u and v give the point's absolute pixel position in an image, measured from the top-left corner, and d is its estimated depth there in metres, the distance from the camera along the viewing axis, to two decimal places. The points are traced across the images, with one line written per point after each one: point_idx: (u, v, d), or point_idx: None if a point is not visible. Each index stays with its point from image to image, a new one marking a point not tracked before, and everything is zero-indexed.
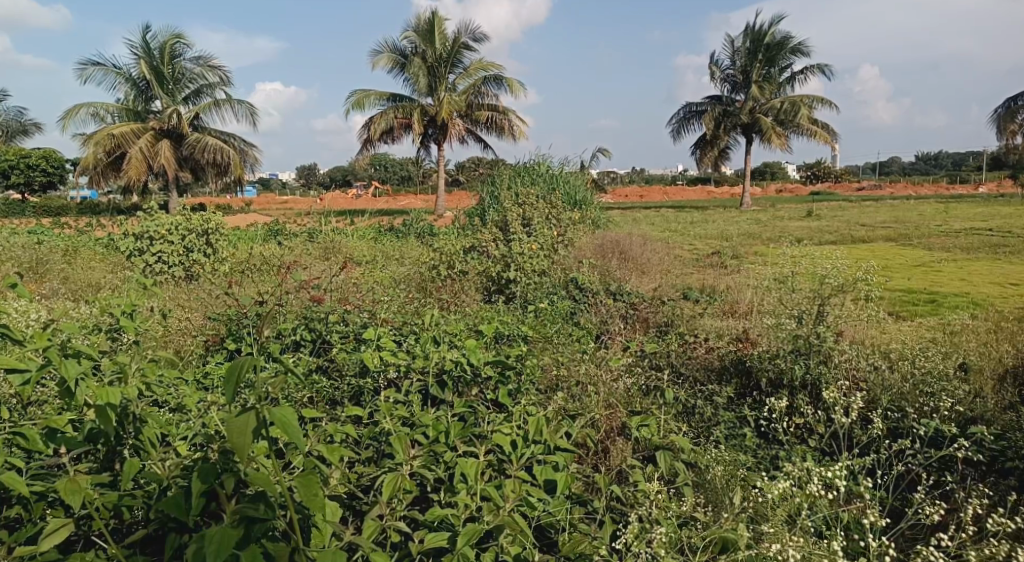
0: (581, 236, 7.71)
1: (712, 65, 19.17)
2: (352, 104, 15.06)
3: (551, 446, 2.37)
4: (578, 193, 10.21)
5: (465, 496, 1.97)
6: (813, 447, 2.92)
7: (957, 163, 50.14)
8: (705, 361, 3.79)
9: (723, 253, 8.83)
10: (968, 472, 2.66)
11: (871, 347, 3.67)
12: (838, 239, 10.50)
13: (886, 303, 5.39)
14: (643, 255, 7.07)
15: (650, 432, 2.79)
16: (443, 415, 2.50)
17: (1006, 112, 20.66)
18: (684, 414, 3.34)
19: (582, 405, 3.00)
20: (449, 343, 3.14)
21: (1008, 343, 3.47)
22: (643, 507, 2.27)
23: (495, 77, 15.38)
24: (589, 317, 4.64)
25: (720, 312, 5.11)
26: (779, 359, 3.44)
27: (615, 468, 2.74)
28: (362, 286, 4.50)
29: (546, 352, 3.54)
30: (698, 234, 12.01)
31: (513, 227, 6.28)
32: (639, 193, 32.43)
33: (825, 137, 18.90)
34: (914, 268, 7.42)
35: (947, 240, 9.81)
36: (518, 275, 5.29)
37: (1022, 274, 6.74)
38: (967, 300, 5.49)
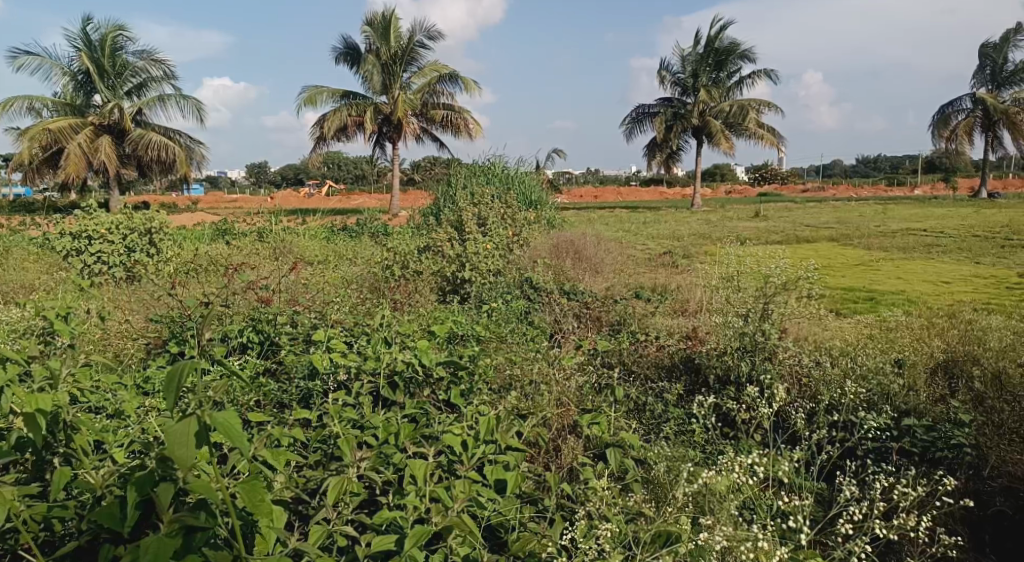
0: (537, 236, 7.74)
1: (663, 68, 19.44)
2: (304, 102, 14.78)
3: (502, 446, 2.37)
4: (533, 193, 10.26)
5: (414, 499, 1.96)
6: (758, 442, 2.99)
7: (895, 166, 51.98)
8: (656, 359, 3.86)
9: (674, 254, 8.97)
10: (902, 462, 2.77)
11: (813, 344, 3.78)
12: (783, 239, 10.78)
13: (827, 301, 5.54)
14: (597, 254, 7.14)
15: (601, 430, 2.83)
16: (395, 417, 2.49)
17: (940, 119, 21.71)
18: (634, 412, 3.40)
19: (535, 400, 3.02)
20: (402, 344, 3.12)
21: (940, 338, 3.61)
22: (592, 503, 2.31)
23: (450, 76, 15.30)
24: (543, 316, 4.65)
25: (670, 311, 5.20)
26: (726, 357, 3.54)
27: (567, 466, 2.77)
28: (312, 287, 4.43)
29: (500, 352, 3.54)
30: (650, 234, 12.20)
31: (467, 227, 6.26)
32: (594, 193, 32.71)
33: (772, 139, 19.36)
34: (854, 267, 7.66)
35: (885, 240, 10.18)
36: (473, 275, 5.32)
37: (954, 272, 7.03)
38: (902, 297, 5.70)
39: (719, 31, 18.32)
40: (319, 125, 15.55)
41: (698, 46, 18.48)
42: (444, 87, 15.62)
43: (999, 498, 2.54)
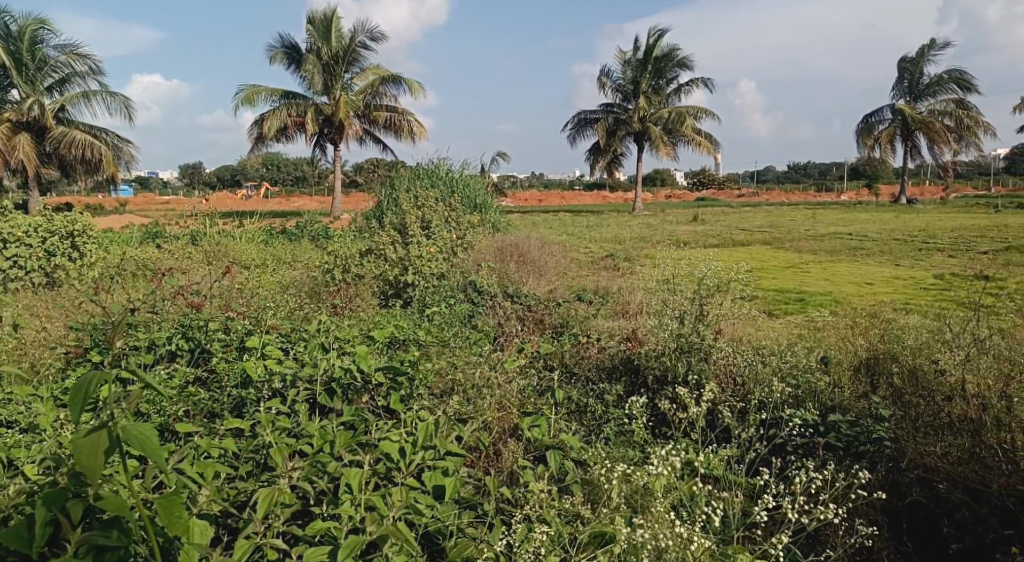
0: (481, 239, 7.73)
1: (604, 74, 19.73)
2: (241, 101, 14.39)
3: (442, 452, 2.36)
4: (477, 196, 10.24)
5: (348, 507, 1.93)
6: (694, 440, 3.06)
7: (824, 173, 54.11)
8: (596, 360, 3.91)
9: (616, 256, 9.10)
10: (827, 457, 2.87)
11: (746, 343, 3.89)
12: (721, 243, 11.05)
13: (760, 302, 5.72)
14: (541, 257, 7.17)
15: (541, 432, 2.84)
16: (331, 424, 2.45)
17: (865, 127, 22.71)
18: (575, 413, 3.44)
19: (477, 402, 3.01)
20: (339, 350, 3.07)
21: (863, 336, 3.72)
22: (530, 506, 2.32)
23: (392, 78, 15.16)
24: (486, 320, 4.64)
25: (611, 313, 5.28)
26: (664, 358, 3.62)
27: (507, 470, 2.77)
28: (247, 293, 4.32)
29: (443, 355, 3.51)
30: (593, 237, 12.33)
31: (410, 230, 6.21)
32: (538, 197, 32.89)
33: (710, 146, 19.86)
34: (786, 270, 7.91)
35: (815, 243, 10.55)
36: (416, 279, 5.28)
37: (877, 274, 7.35)
38: (830, 298, 5.93)
39: (657, 38, 18.71)
40: (257, 125, 15.19)
41: (637, 53, 18.83)
42: (387, 88, 15.47)
43: (916, 489, 2.66)
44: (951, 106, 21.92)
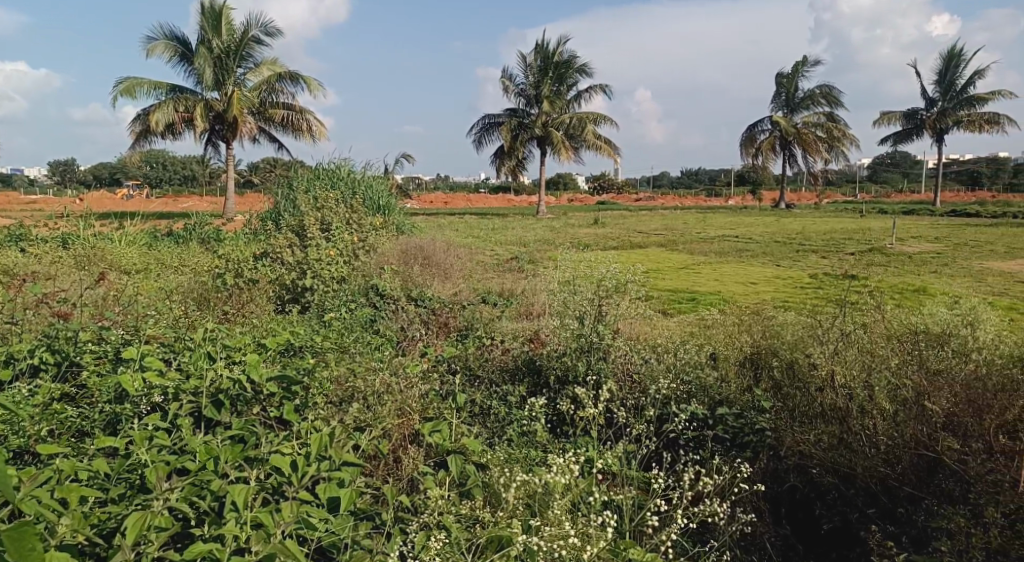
0: (384, 242, 7.58)
1: (507, 78, 19.89)
2: (121, 93, 13.50)
3: (337, 462, 2.29)
4: (380, 198, 10.07)
5: (234, 526, 1.85)
6: (593, 439, 3.12)
7: (714, 178, 56.86)
8: (500, 362, 3.94)
9: (520, 259, 9.16)
10: (716, 450, 3.02)
11: (642, 341, 4.02)
12: (621, 245, 11.37)
13: (655, 302, 5.93)
14: (446, 260, 7.13)
15: (442, 437, 2.81)
16: (218, 439, 2.32)
17: (749, 136, 24.04)
18: (479, 416, 3.44)
19: (377, 408, 2.94)
20: (228, 359, 2.92)
21: (748, 332, 3.88)
22: (428, 513, 2.30)
23: (289, 75, 14.65)
24: (388, 324, 4.56)
25: (515, 315, 5.32)
26: (565, 357, 3.69)
27: (407, 477, 2.72)
28: (125, 300, 4.04)
29: (341, 361, 3.41)
30: (498, 240, 12.38)
31: (309, 231, 6.01)
32: (443, 199, 32.74)
33: (609, 151, 20.42)
34: (679, 270, 8.23)
35: (706, 245, 11.04)
36: (316, 282, 5.10)
37: (762, 274, 7.78)
38: (719, 297, 6.22)
39: (558, 45, 19.07)
40: (140, 120, 14.31)
41: (538, 59, 19.13)
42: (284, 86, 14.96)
43: (794, 475, 2.83)
44: (822, 119, 23.59)
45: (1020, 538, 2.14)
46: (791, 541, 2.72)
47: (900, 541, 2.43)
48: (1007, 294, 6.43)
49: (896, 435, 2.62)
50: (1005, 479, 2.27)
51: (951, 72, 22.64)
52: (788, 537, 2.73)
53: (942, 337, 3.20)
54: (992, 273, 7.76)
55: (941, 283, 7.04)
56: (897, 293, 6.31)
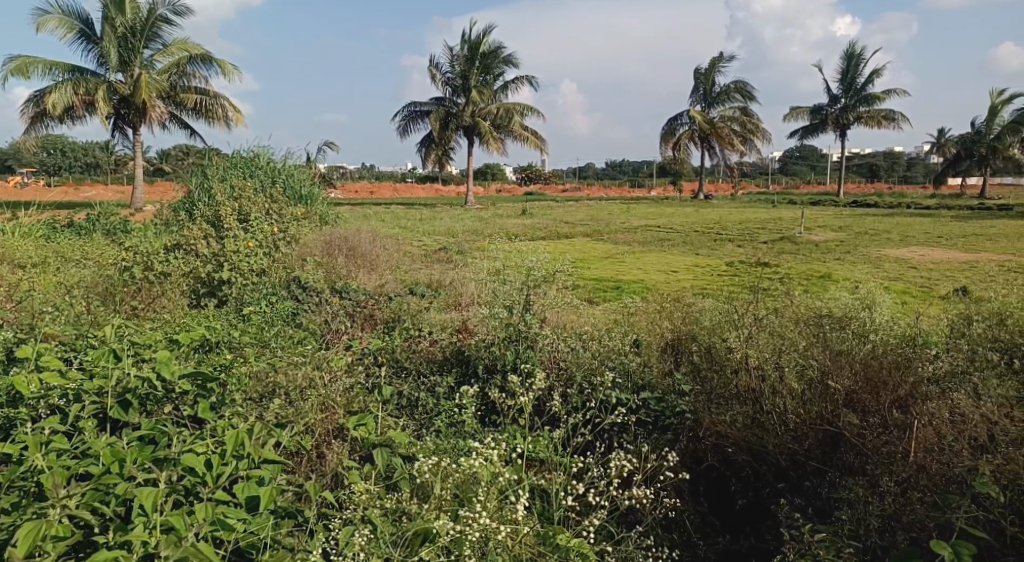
0: (307, 233, 7.37)
1: (433, 67, 19.68)
2: (14, 73, 12.61)
3: (256, 460, 2.21)
4: (302, 187, 9.79)
5: (141, 531, 1.77)
6: (521, 426, 3.14)
7: (637, 170, 58.13)
8: (428, 354, 3.91)
9: (448, 250, 9.10)
10: (638, 433, 3.10)
11: (568, 329, 4.07)
12: (548, 236, 11.44)
13: (581, 291, 6.01)
14: (371, 251, 7.01)
15: (367, 431, 2.76)
16: (124, 441, 2.21)
17: (670, 129, 24.64)
18: (407, 407, 3.40)
19: (300, 402, 2.86)
20: (135, 357, 2.76)
21: (669, 319, 3.97)
22: (352, 510, 2.27)
23: (201, 58, 14.04)
24: (312, 317, 4.44)
25: (443, 306, 5.28)
26: (493, 347, 3.69)
27: (331, 473, 2.66)
28: (19, 296, 3.78)
29: (261, 356, 3.30)
30: (426, 230, 12.26)
31: (225, 221, 5.78)
32: (368, 189, 32.15)
33: (536, 141, 20.55)
34: (604, 259, 8.37)
35: (630, 235, 11.27)
36: (234, 276, 4.92)
37: (681, 262, 8.02)
38: (642, 285, 6.36)
39: (484, 35, 19.03)
40: (37, 102, 13.41)
41: (465, 49, 19.04)
42: (196, 69, 14.32)
43: (711, 455, 2.94)
44: (737, 113, 24.45)
45: (911, 504, 2.26)
46: (708, 517, 2.84)
47: (806, 512, 2.55)
48: (903, 279, 6.85)
49: (803, 412, 2.76)
50: (898, 451, 2.42)
51: (853, 70, 23.84)
52: (705, 515, 2.85)
53: (845, 321, 3.37)
54: (889, 260, 8.24)
55: (845, 269, 7.44)
56: (806, 279, 6.61)
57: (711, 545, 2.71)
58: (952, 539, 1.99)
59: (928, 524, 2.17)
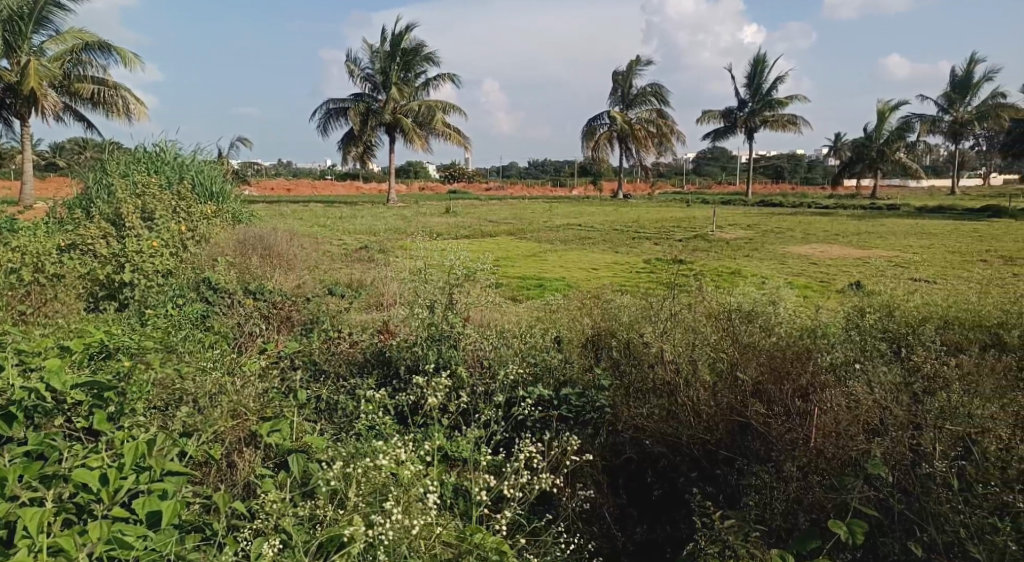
0: (218, 231, 7.09)
1: (352, 62, 19.30)
2: None
3: (159, 472, 2.09)
4: (213, 184, 9.42)
5: (24, 556, 1.69)
6: (444, 425, 3.11)
7: (558, 169, 58.87)
8: (348, 355, 3.82)
9: (370, 248, 8.95)
10: (560, 428, 3.11)
11: (491, 327, 4.07)
12: (470, 234, 11.44)
13: (505, 289, 6.03)
14: (288, 250, 6.80)
15: (282, 437, 2.66)
16: (7, 458, 2.05)
17: (590, 129, 25.04)
18: (326, 412, 3.31)
19: (208, 409, 2.71)
20: (19, 367, 2.56)
21: (589, 315, 4.04)
22: (264, 520, 2.18)
23: (99, 46, 13.26)
24: (223, 320, 4.26)
25: (363, 306, 5.19)
26: (416, 347, 3.63)
27: (242, 482, 2.55)
28: None
29: (166, 360, 3.14)
30: (346, 229, 11.99)
31: (127, 219, 5.48)
32: (285, 186, 31.20)
33: (458, 140, 20.49)
34: (527, 257, 8.42)
35: (552, 233, 11.38)
36: (136, 278, 4.66)
37: (602, 260, 8.16)
38: (565, 283, 6.44)
39: (405, 32, 18.83)
40: None
41: (385, 45, 18.78)
42: (92, 57, 13.52)
43: (629, 447, 2.98)
44: (654, 115, 25.10)
45: (812, 487, 2.36)
46: (627, 508, 2.88)
47: (716, 500, 2.63)
48: (806, 274, 7.21)
49: (715, 403, 2.84)
50: (801, 437, 2.52)
51: (759, 76, 24.94)
52: (623, 506, 2.88)
53: (752, 314, 3.52)
54: (793, 256, 8.67)
55: (753, 265, 7.77)
56: (717, 275, 6.86)
57: (629, 536, 2.76)
58: (847, 519, 2.11)
59: (827, 506, 2.27)
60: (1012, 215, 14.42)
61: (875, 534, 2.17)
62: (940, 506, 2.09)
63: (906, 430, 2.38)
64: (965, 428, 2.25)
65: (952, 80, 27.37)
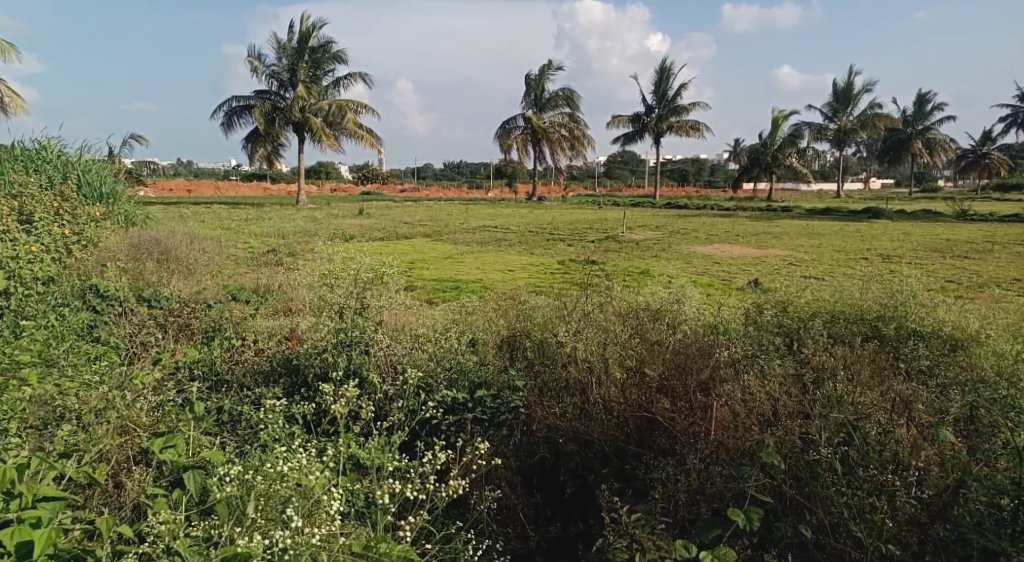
0: (109, 235, 6.66)
1: (256, 58, 18.61)
2: None
3: (30, 499, 1.95)
4: (103, 184, 8.85)
5: None
6: (355, 433, 3.03)
7: (473, 171, 58.87)
8: (253, 364, 3.66)
9: (277, 252, 8.65)
10: (474, 430, 3.09)
11: (405, 331, 4.00)
12: (383, 236, 11.23)
13: (419, 292, 5.96)
14: (188, 255, 6.48)
15: (176, 453, 2.48)
16: None
17: (504, 131, 25.18)
18: (228, 424, 3.16)
19: (92, 427, 2.53)
20: None
21: (504, 317, 4.05)
22: (155, 543, 2.03)
23: None
24: (114, 330, 4.00)
25: (270, 312, 4.99)
26: (326, 353, 3.51)
27: (131, 504, 2.37)
28: None
29: (45, 375, 2.90)
30: (252, 232, 11.55)
31: (3, 222, 5.05)
32: (186, 186, 29.73)
33: (371, 140, 20.15)
34: (442, 259, 8.37)
35: (467, 235, 11.35)
36: (13, 285, 4.30)
37: (517, 261, 8.21)
38: (480, 285, 6.43)
39: (313, 29, 18.35)
40: None
41: (292, 41, 18.23)
42: None
43: (542, 446, 3.00)
44: (566, 118, 25.51)
45: (712, 477, 2.45)
46: (541, 507, 2.90)
47: (625, 494, 2.67)
48: (710, 273, 7.51)
49: (623, 400, 2.89)
50: (702, 430, 2.60)
51: (664, 83, 25.81)
52: (538, 505, 2.89)
53: (659, 313, 3.63)
54: (697, 256, 9.00)
55: (660, 265, 8.02)
56: (628, 275, 7.04)
57: (543, 535, 2.78)
58: (743, 508, 2.20)
59: (727, 495, 2.36)
60: (889, 216, 15.56)
61: (769, 519, 2.27)
62: (827, 489, 2.22)
63: (796, 420, 2.50)
64: (847, 415, 2.39)
65: (837, 91, 29.24)
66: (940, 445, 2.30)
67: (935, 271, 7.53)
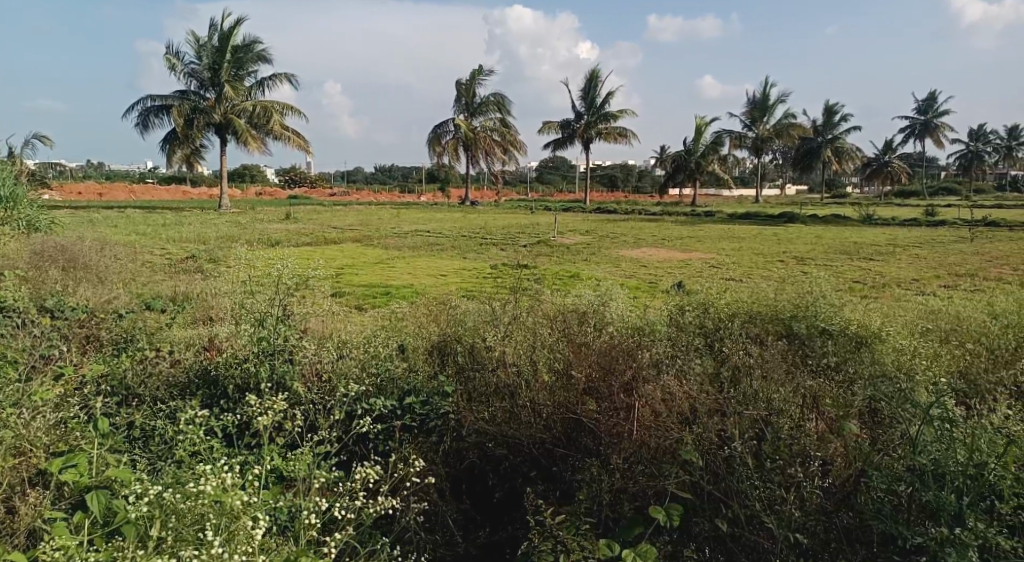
0: (10, 242, 6.25)
1: (173, 56, 17.88)
2: None
3: None
4: (3, 187, 8.29)
5: None
6: (277, 445, 2.94)
7: (404, 175, 58.24)
8: (168, 377, 3.50)
9: (196, 258, 8.32)
10: (403, 438, 3.05)
11: (331, 338, 3.90)
12: (311, 241, 10.99)
13: (349, 298, 5.85)
14: (99, 263, 6.15)
15: (78, 472, 2.36)
16: None
17: (435, 136, 25.03)
18: (140, 440, 3.01)
19: None
20: None
21: (435, 323, 4.01)
22: None
23: None
24: (12, 342, 3.75)
25: (188, 322, 4.80)
26: (247, 363, 3.39)
27: (26, 530, 2.22)
28: None
29: None
30: (170, 237, 11.06)
31: None
32: (97, 190, 28.25)
33: (298, 142, 19.71)
34: (372, 265, 8.25)
35: (398, 240, 11.23)
36: None
37: (449, 266, 8.18)
38: (411, 290, 6.37)
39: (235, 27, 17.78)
40: None
41: (213, 40, 17.61)
42: None
43: (472, 452, 2.98)
44: (496, 124, 25.59)
45: (635, 476, 2.49)
46: (470, 513, 2.88)
47: (552, 496, 2.69)
48: (637, 276, 7.68)
49: (550, 402, 2.90)
50: (625, 429, 2.64)
51: (593, 90, 26.25)
52: (467, 511, 2.88)
53: (585, 315, 3.67)
54: (626, 259, 9.18)
55: (590, 268, 8.16)
56: (558, 279, 7.12)
57: (472, 541, 2.77)
58: (664, 505, 2.25)
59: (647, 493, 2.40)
60: (803, 220, 16.32)
61: (689, 516, 2.33)
62: (742, 483, 2.29)
63: (714, 417, 2.57)
64: (761, 411, 2.47)
65: (756, 100, 30.42)
66: (845, 437, 2.41)
67: (846, 271, 7.93)
